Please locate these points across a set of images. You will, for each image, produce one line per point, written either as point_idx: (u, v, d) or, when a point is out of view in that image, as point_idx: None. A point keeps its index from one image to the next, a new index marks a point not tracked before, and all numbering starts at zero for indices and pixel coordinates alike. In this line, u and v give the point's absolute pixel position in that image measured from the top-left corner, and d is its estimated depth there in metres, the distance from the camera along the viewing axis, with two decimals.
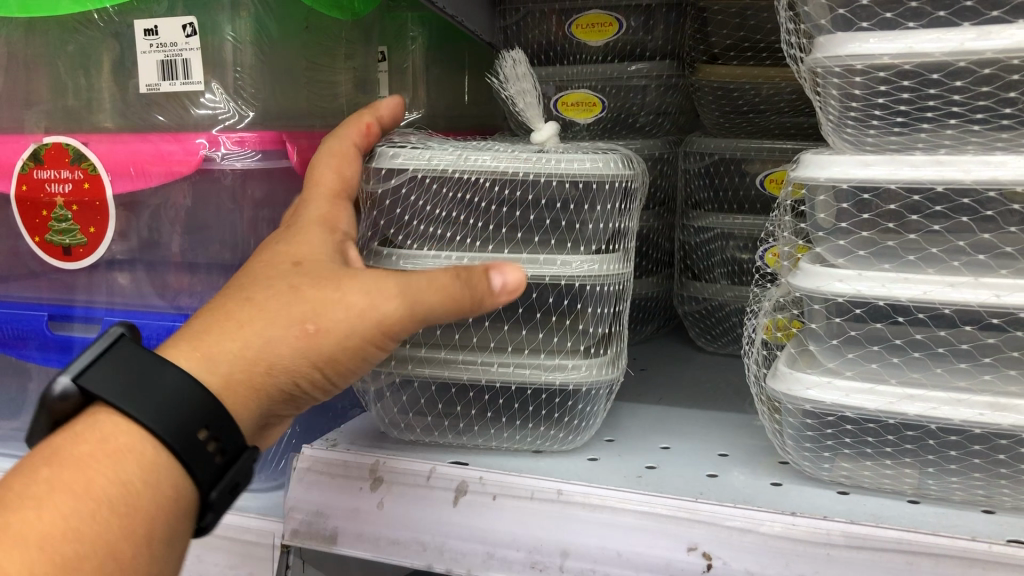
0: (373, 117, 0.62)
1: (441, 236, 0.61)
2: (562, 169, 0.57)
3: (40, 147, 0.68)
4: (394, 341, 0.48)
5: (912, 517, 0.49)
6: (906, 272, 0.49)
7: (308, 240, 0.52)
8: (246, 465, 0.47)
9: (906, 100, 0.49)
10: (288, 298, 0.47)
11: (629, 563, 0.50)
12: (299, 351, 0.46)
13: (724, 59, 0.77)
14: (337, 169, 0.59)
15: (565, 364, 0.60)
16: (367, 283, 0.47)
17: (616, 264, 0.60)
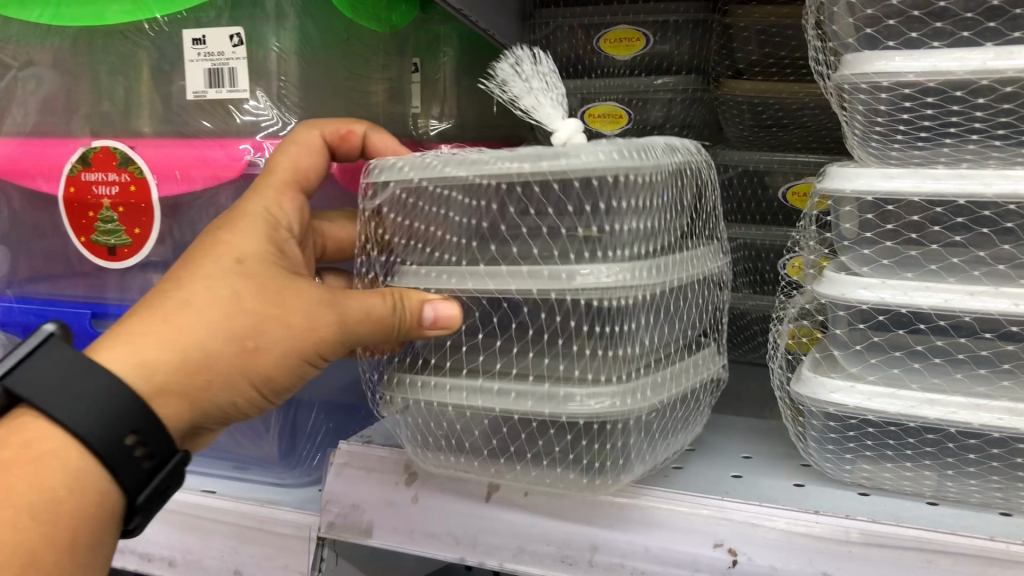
0: (364, 128, 0.65)
1: (449, 253, 0.54)
2: (561, 167, 0.48)
3: (89, 151, 0.70)
4: (321, 361, 0.52)
5: (931, 517, 0.50)
6: (926, 280, 0.51)
7: (251, 230, 0.52)
8: (176, 468, 0.50)
9: (929, 116, 0.51)
10: (229, 308, 0.48)
11: (656, 557, 0.52)
12: (238, 365, 0.48)
13: (748, 75, 0.79)
14: (293, 158, 0.59)
15: (586, 396, 0.52)
16: (308, 306, 0.50)
17: (644, 272, 0.51)
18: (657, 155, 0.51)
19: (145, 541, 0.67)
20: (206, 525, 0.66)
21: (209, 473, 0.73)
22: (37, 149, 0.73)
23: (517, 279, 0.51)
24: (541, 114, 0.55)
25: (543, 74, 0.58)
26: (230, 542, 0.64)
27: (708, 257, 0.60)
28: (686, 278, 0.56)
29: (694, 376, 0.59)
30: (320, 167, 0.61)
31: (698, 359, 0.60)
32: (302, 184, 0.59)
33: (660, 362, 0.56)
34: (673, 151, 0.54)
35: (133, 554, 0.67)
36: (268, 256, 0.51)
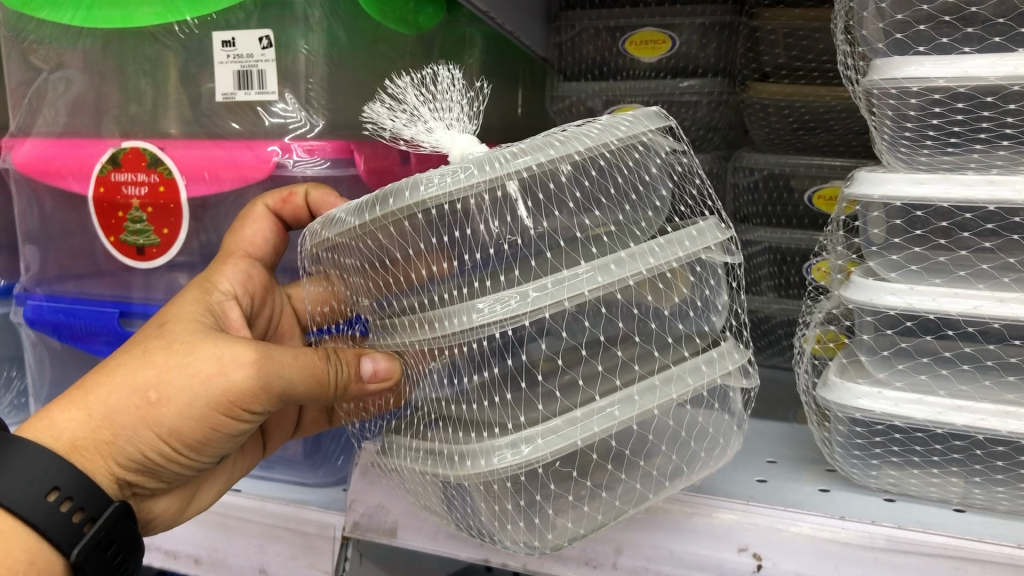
0: (303, 189, 0.66)
1: (369, 301, 0.51)
2: (402, 203, 0.45)
3: (119, 151, 0.71)
4: (247, 413, 0.53)
5: (958, 525, 0.50)
6: (955, 286, 0.51)
7: (185, 303, 0.59)
8: (119, 523, 0.53)
9: (959, 122, 0.50)
10: (137, 367, 0.53)
11: (680, 561, 0.52)
12: (146, 417, 0.52)
13: (776, 78, 0.79)
14: (237, 232, 0.67)
15: (495, 451, 0.46)
16: (212, 355, 0.52)
17: (519, 300, 0.45)
18: (537, 152, 0.45)
19: (172, 538, 0.68)
20: (234, 524, 0.66)
21: None
22: (68, 149, 0.74)
23: (412, 327, 0.49)
24: (430, 140, 0.52)
25: (428, 96, 0.55)
26: (255, 540, 0.65)
27: (673, 246, 0.49)
28: (623, 283, 0.47)
29: (656, 400, 0.48)
30: (267, 235, 0.67)
31: (671, 368, 0.49)
32: (249, 253, 0.67)
33: (625, 386, 0.48)
34: (579, 139, 0.47)
35: (160, 551, 0.68)
36: (194, 324, 0.56)
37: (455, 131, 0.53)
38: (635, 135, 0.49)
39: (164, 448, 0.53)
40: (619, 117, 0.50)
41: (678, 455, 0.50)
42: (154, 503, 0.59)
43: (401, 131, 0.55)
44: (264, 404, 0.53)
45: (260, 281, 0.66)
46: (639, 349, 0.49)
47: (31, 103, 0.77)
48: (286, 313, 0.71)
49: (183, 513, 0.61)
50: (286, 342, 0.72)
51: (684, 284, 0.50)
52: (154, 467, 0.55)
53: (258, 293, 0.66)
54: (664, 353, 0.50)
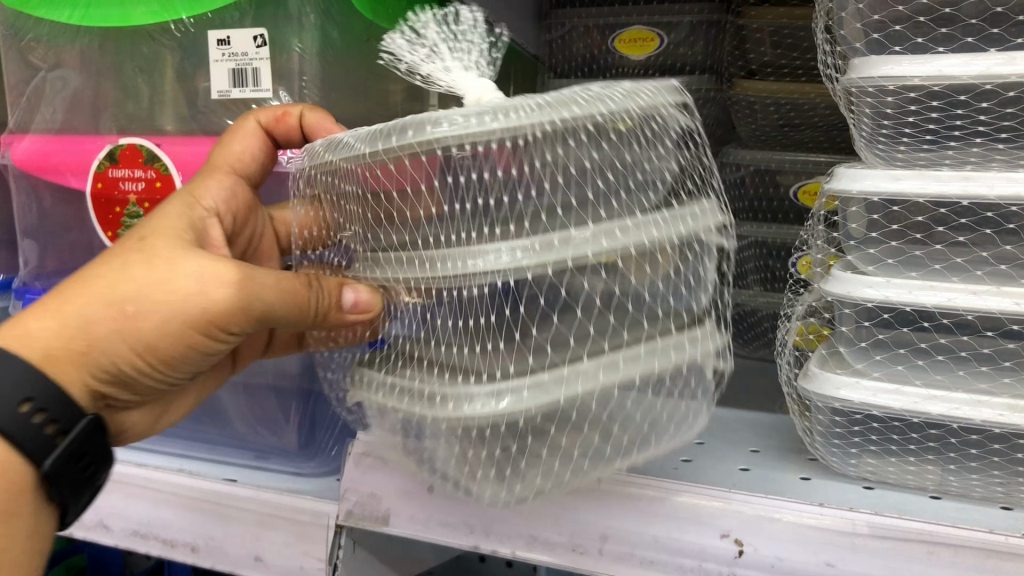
0: (297, 112, 0.66)
1: (360, 230, 0.53)
2: (420, 137, 0.45)
3: (116, 148, 0.72)
4: (224, 331, 0.53)
5: (933, 511, 0.51)
6: (932, 280, 0.52)
7: (167, 216, 0.57)
8: (92, 436, 0.52)
9: (935, 119, 0.52)
10: (115, 279, 0.51)
11: (664, 546, 0.53)
12: (124, 329, 0.51)
13: (761, 75, 0.80)
14: (225, 146, 0.65)
15: (472, 398, 0.47)
16: (195, 273, 0.51)
17: (524, 252, 0.46)
18: (562, 109, 0.46)
19: (169, 527, 0.69)
20: (230, 512, 0.67)
21: (229, 459, 0.75)
22: (67, 146, 0.75)
23: (405, 263, 0.51)
24: (448, 78, 0.54)
25: (449, 35, 0.56)
26: (251, 529, 0.66)
27: (677, 219, 0.49)
28: (622, 251, 0.46)
29: (639, 368, 0.47)
30: (254, 151, 0.67)
31: (655, 342, 0.49)
32: (234, 167, 0.66)
33: (612, 350, 0.48)
34: (602, 102, 0.47)
35: (157, 540, 0.69)
36: (174, 239, 0.55)
37: (471, 74, 0.54)
38: (655, 105, 0.50)
39: (139, 360, 0.53)
40: (645, 83, 0.50)
41: (653, 429, 0.50)
42: (125, 417, 0.60)
43: (419, 65, 0.56)
44: (242, 324, 0.52)
45: (242, 199, 0.66)
46: (612, 324, 0.48)
47: (30, 101, 0.78)
48: (265, 236, 0.72)
49: (151, 427, 0.63)
50: (264, 262, 0.73)
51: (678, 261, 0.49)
52: (127, 380, 0.54)
53: (241, 213, 0.66)
54: (650, 324, 0.49)
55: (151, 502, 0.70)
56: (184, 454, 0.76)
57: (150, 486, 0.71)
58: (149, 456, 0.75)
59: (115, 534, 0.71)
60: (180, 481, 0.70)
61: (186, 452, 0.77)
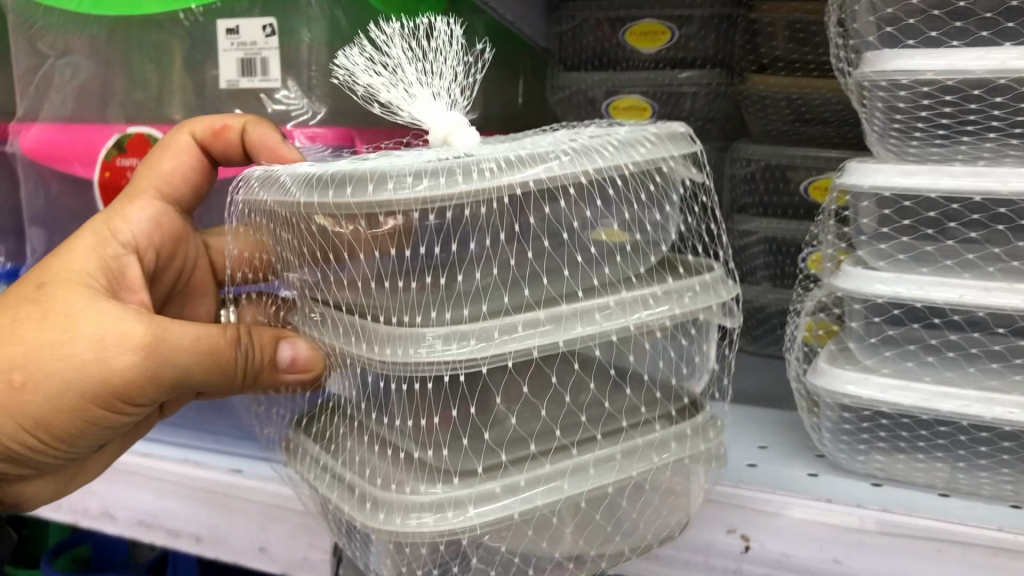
0: (240, 124, 0.63)
1: (297, 276, 0.50)
2: (367, 197, 0.42)
3: (124, 136, 0.72)
4: (126, 403, 0.52)
5: (942, 508, 0.51)
6: (943, 276, 0.52)
7: (78, 262, 0.57)
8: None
9: (947, 114, 0.52)
10: (7, 341, 0.51)
11: (670, 542, 0.53)
12: (15, 397, 0.51)
13: (773, 70, 0.80)
14: (156, 164, 0.64)
15: (409, 511, 0.44)
16: (91, 337, 0.50)
17: (479, 342, 0.44)
18: (540, 165, 0.44)
19: (174, 517, 0.69)
20: (233, 503, 0.67)
21: (238, 454, 0.72)
22: (75, 134, 0.75)
23: (344, 329, 0.48)
24: (412, 108, 0.53)
25: (419, 54, 0.55)
26: (255, 521, 0.66)
27: (670, 300, 0.49)
28: (599, 338, 0.47)
29: (608, 476, 0.47)
30: (187, 170, 0.65)
31: (635, 441, 0.49)
32: (163, 190, 0.64)
33: (579, 452, 0.47)
34: (590, 157, 0.46)
35: (162, 529, 0.69)
36: (84, 291, 0.54)
37: (440, 102, 0.53)
38: (655, 159, 0.48)
39: (30, 432, 0.53)
40: (644, 138, 0.49)
41: (617, 534, 0.49)
42: (27, 480, 0.61)
43: (379, 90, 0.54)
44: (147, 392, 0.51)
45: (173, 228, 0.65)
46: (609, 410, 0.50)
47: (38, 89, 0.78)
48: (201, 265, 0.70)
49: (60, 486, 0.64)
50: (198, 295, 0.70)
51: (675, 337, 0.52)
52: (20, 451, 0.54)
53: (166, 247, 0.65)
54: (649, 408, 0.51)
55: (156, 491, 0.70)
56: (190, 446, 0.74)
57: (154, 475, 0.70)
58: (153, 444, 0.74)
59: (121, 523, 0.72)
60: (181, 472, 0.69)
61: (193, 445, 0.74)
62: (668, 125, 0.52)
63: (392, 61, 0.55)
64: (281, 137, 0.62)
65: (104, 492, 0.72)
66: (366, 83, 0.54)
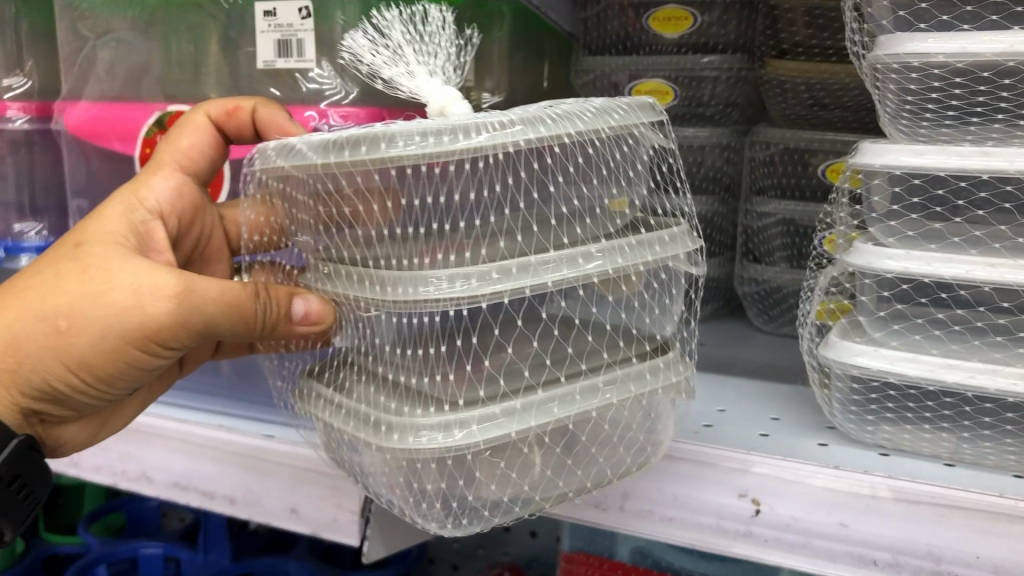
0: (251, 106, 0.67)
1: (309, 238, 0.53)
2: (376, 154, 0.45)
3: (164, 115, 0.75)
4: (161, 347, 0.55)
5: (947, 475, 0.53)
6: (951, 253, 0.54)
7: (109, 223, 0.60)
8: (22, 457, 0.57)
9: (958, 96, 0.53)
10: (49, 293, 0.54)
11: (684, 504, 0.56)
12: (58, 343, 0.54)
13: (792, 55, 0.82)
14: (174, 141, 0.68)
15: (418, 430, 0.47)
16: (129, 285, 0.53)
17: (479, 281, 0.47)
18: (528, 129, 0.46)
19: (209, 479, 0.72)
20: (265, 466, 0.70)
21: (267, 419, 0.75)
22: (117, 112, 0.78)
23: (354, 280, 0.50)
24: (412, 83, 0.55)
25: (416, 36, 0.57)
26: (286, 483, 0.68)
27: (642, 248, 0.51)
28: (584, 281, 0.48)
29: (594, 401, 0.50)
30: (203, 147, 0.69)
31: (615, 372, 0.51)
32: (182, 164, 0.69)
33: (568, 381, 0.50)
34: (571, 121, 0.47)
35: (197, 491, 0.72)
36: (120, 248, 0.57)
37: (435, 80, 0.55)
38: (628, 125, 0.50)
39: (72, 377, 0.56)
40: (615, 104, 0.51)
41: (605, 459, 0.52)
42: (63, 430, 0.64)
43: (383, 68, 0.57)
44: (180, 338, 0.54)
45: (189, 198, 0.68)
46: (589, 346, 0.53)
47: (82, 69, 0.82)
48: (217, 233, 0.72)
49: (94, 435, 0.67)
50: (212, 261, 0.73)
51: (647, 284, 0.53)
52: (62, 395, 0.57)
53: (187, 216, 0.68)
54: (626, 348, 0.54)
55: (192, 456, 0.73)
56: (221, 412, 0.77)
57: (189, 439, 0.73)
58: (187, 411, 0.77)
59: (157, 485, 0.74)
60: (216, 436, 0.72)
61: (224, 411, 0.78)
62: (638, 96, 0.53)
63: (393, 42, 0.57)
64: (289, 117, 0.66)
65: (142, 455, 0.75)
66: (375, 60, 0.57)
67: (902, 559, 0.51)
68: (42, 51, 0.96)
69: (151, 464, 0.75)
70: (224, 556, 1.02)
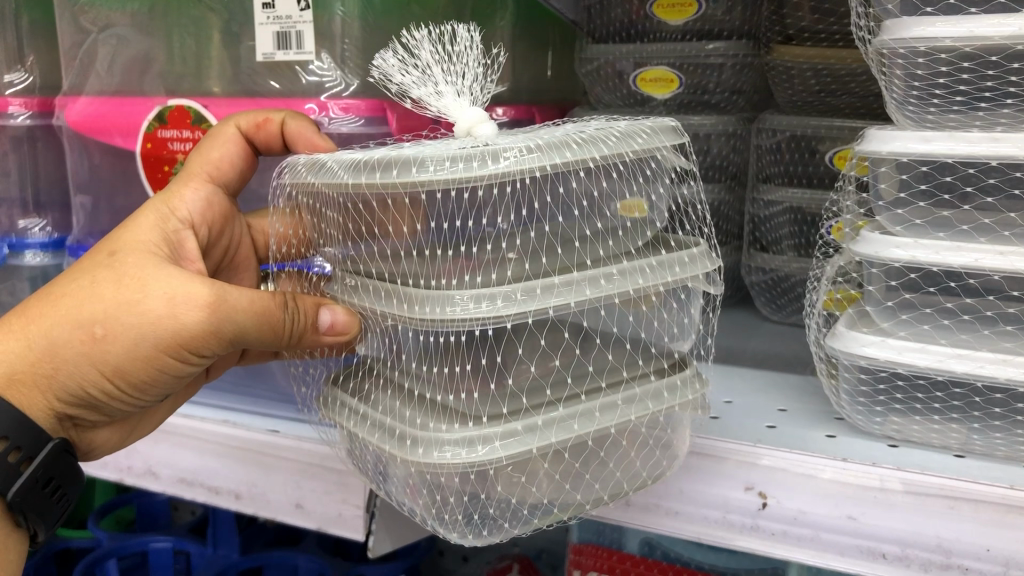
0: (280, 117, 0.66)
1: (337, 250, 0.53)
2: (407, 178, 0.44)
3: (164, 109, 0.74)
4: (194, 355, 0.54)
5: (956, 467, 0.52)
6: (959, 241, 0.53)
7: (142, 233, 0.59)
8: (58, 459, 0.57)
9: (965, 81, 0.52)
10: (84, 300, 0.54)
11: (690, 498, 0.55)
12: (92, 351, 0.54)
13: (799, 40, 0.81)
14: (203, 152, 0.67)
15: (442, 446, 0.46)
16: (163, 294, 0.53)
17: (504, 301, 0.45)
18: (553, 153, 0.45)
19: (214, 475, 0.72)
20: (271, 462, 0.69)
21: (274, 414, 0.74)
22: (117, 107, 0.78)
23: (381, 295, 0.49)
24: (440, 104, 0.54)
25: (444, 56, 0.57)
26: (290, 478, 0.68)
27: (663, 269, 0.50)
28: (606, 300, 0.48)
29: (614, 418, 0.49)
30: (233, 158, 0.68)
31: (634, 390, 0.50)
32: (212, 175, 0.67)
33: (589, 398, 0.49)
34: (596, 146, 0.47)
35: (203, 487, 0.72)
36: (154, 258, 0.56)
37: (466, 100, 0.54)
38: (651, 149, 0.49)
39: (105, 384, 0.55)
40: (639, 127, 0.50)
41: (622, 472, 0.52)
42: (96, 434, 0.64)
43: (411, 88, 0.56)
44: (212, 346, 0.53)
45: (219, 209, 0.67)
46: (610, 361, 0.52)
47: (82, 63, 0.81)
48: (245, 242, 0.72)
49: (123, 442, 0.67)
50: (241, 270, 0.73)
51: (664, 304, 0.53)
52: (94, 401, 0.57)
53: (216, 223, 0.67)
54: (645, 363, 0.53)
55: (198, 451, 0.73)
56: (227, 407, 0.77)
57: (193, 435, 0.73)
58: (193, 406, 0.77)
59: (163, 481, 0.74)
60: (221, 431, 0.72)
61: (230, 406, 0.77)
62: (659, 120, 0.52)
63: (422, 62, 0.56)
64: (316, 129, 0.65)
65: (145, 451, 0.75)
66: (400, 80, 0.57)
67: (911, 552, 0.50)
68: (42, 46, 0.95)
69: (155, 459, 0.75)
70: (232, 550, 1.02)
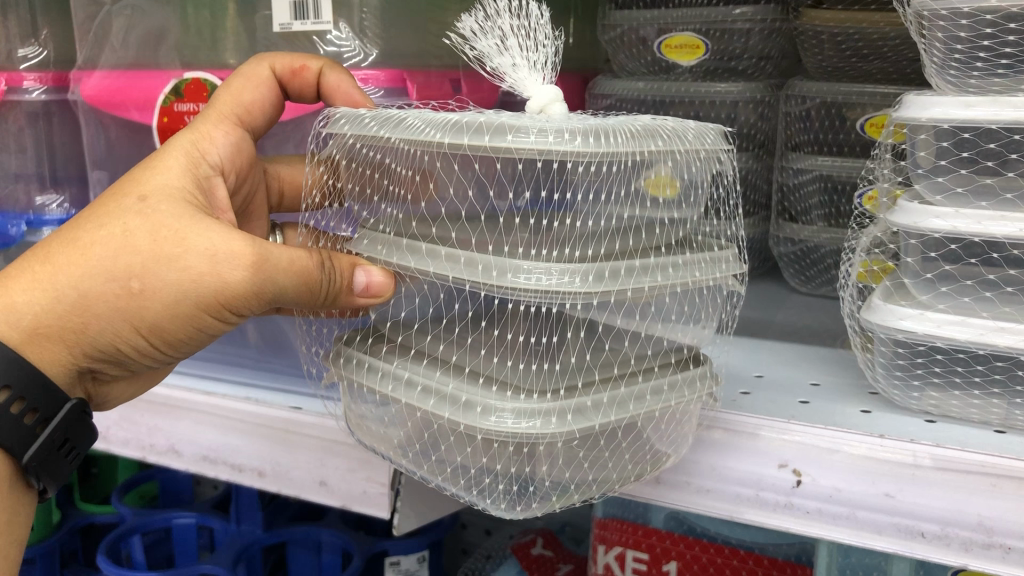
0: (318, 66, 0.66)
1: (391, 209, 0.53)
2: (499, 144, 0.44)
3: (181, 82, 0.74)
4: (231, 313, 0.53)
5: (998, 443, 0.50)
6: (1000, 209, 0.51)
7: (171, 176, 0.57)
8: (74, 421, 0.57)
9: (1011, 44, 0.50)
10: (119, 250, 0.52)
11: (722, 475, 0.54)
12: (129, 305, 0.52)
13: (830, 4, 0.79)
14: (236, 91, 0.65)
15: (501, 412, 0.46)
16: (205, 250, 0.51)
17: (583, 279, 0.45)
18: (650, 140, 0.46)
19: (236, 452, 0.71)
20: (293, 438, 0.68)
21: (297, 391, 0.73)
22: (134, 80, 0.77)
23: (440, 259, 0.48)
24: (514, 78, 0.53)
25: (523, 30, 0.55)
26: (315, 456, 0.67)
27: (714, 264, 0.51)
28: (671, 288, 0.49)
29: (661, 402, 0.50)
30: (266, 101, 0.66)
31: (676, 376, 0.51)
32: (243, 118, 0.65)
33: (646, 379, 0.50)
34: (680, 140, 0.48)
35: (225, 465, 0.71)
36: (186, 205, 0.54)
37: (537, 78, 0.53)
38: (718, 149, 0.51)
39: (136, 339, 0.54)
40: (709, 129, 0.51)
41: (661, 442, 0.52)
42: (111, 389, 0.63)
43: (489, 56, 0.54)
44: (248, 305, 0.53)
45: (247, 154, 0.64)
46: (655, 345, 0.52)
47: (97, 36, 0.80)
48: (260, 190, 0.70)
49: (138, 390, 0.66)
50: (253, 218, 0.71)
51: (708, 295, 0.53)
52: (123, 358, 0.56)
53: (244, 170, 0.65)
54: (681, 350, 0.53)
55: (218, 428, 0.72)
56: (248, 383, 0.76)
57: (214, 412, 0.72)
58: (214, 382, 0.77)
59: (184, 458, 0.74)
60: (241, 409, 0.71)
61: (252, 382, 0.76)
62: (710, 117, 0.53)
63: (499, 29, 0.55)
64: (353, 85, 0.65)
65: (167, 429, 0.74)
66: (476, 49, 0.56)
67: (950, 531, 0.48)
68: (57, 20, 0.94)
69: (175, 436, 0.74)
70: (256, 525, 1.02)
